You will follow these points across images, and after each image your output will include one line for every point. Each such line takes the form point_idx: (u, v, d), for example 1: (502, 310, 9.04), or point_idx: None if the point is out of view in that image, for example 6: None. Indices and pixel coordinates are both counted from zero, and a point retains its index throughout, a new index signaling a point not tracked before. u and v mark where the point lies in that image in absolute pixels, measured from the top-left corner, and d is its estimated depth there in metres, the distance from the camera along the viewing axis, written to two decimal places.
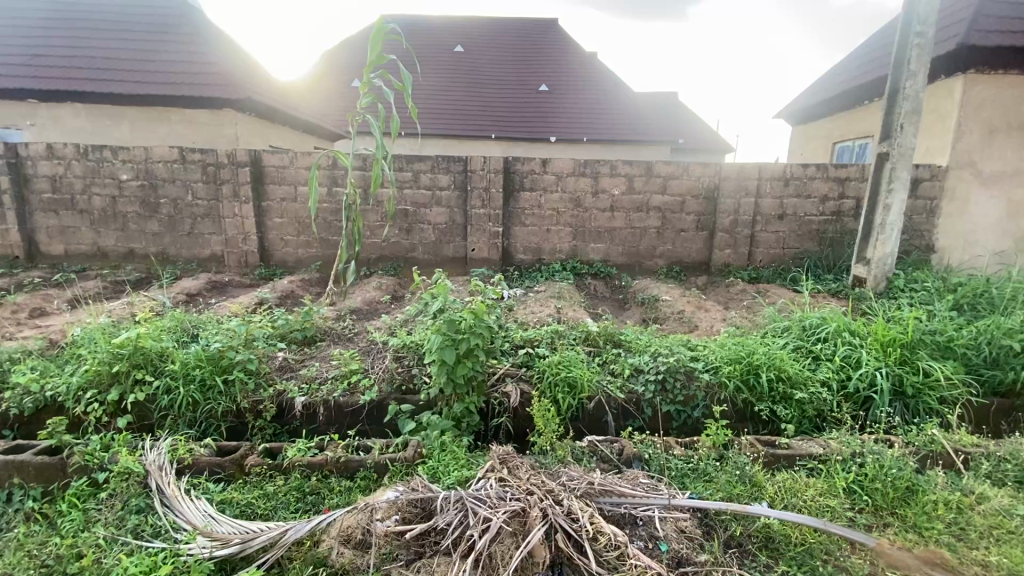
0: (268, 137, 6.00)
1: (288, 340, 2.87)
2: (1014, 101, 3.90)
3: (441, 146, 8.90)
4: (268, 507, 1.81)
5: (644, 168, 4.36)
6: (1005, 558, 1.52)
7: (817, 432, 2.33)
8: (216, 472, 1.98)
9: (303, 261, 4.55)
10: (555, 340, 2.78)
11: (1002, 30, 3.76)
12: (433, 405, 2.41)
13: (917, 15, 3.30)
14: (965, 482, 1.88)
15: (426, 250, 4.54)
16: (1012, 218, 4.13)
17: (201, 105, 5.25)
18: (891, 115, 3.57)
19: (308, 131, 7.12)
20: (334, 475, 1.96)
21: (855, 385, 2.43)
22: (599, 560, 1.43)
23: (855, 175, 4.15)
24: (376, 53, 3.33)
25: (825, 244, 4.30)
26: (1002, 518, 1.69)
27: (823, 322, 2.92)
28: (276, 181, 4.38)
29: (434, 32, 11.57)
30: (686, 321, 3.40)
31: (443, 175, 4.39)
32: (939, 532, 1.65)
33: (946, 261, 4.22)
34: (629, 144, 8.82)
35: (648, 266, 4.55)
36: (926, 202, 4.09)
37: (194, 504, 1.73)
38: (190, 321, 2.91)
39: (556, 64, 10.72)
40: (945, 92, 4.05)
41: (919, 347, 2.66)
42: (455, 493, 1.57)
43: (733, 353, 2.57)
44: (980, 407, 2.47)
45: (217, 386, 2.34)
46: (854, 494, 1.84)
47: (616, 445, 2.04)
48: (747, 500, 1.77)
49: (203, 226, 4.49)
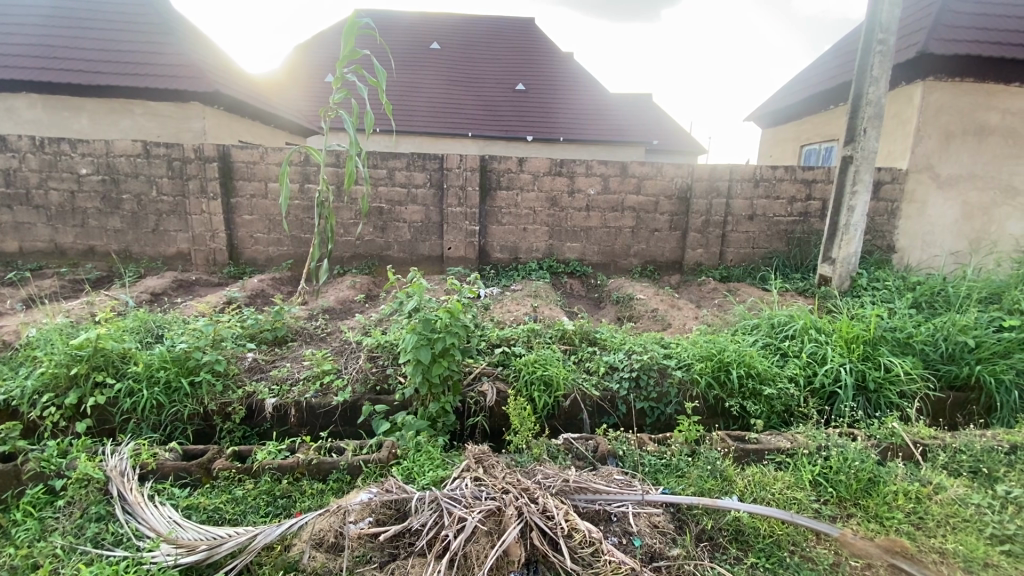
0: (237, 132, 5.85)
1: (258, 341, 2.80)
2: (968, 107, 4.08)
3: (417, 142, 8.80)
4: (237, 512, 1.76)
5: (619, 168, 4.41)
6: (961, 546, 1.60)
7: (785, 427, 2.40)
8: (182, 477, 1.91)
9: (274, 260, 4.45)
10: (531, 339, 2.79)
11: (958, 39, 3.93)
12: (408, 405, 2.40)
13: (880, 23, 3.42)
14: (923, 473, 1.95)
15: (401, 249, 4.49)
16: (967, 219, 4.32)
17: (167, 98, 5.08)
18: (855, 119, 3.70)
19: (279, 125, 6.95)
20: (306, 478, 1.92)
21: (820, 380, 2.51)
22: (574, 557, 1.44)
23: (821, 177, 4.28)
24: (350, 47, 3.25)
25: (792, 244, 4.43)
26: (958, 507, 1.77)
27: (790, 320, 3.00)
28: (246, 177, 4.27)
29: (409, 28, 11.42)
30: (660, 319, 3.45)
31: (418, 173, 4.35)
32: (899, 521, 1.72)
33: (905, 261, 4.39)
34: (605, 144, 8.91)
35: (623, 265, 4.60)
36: (887, 203, 4.25)
37: (158, 510, 1.68)
38: (154, 320, 2.82)
39: (533, 65, 10.74)
40: (906, 98, 4.22)
41: (881, 343, 2.76)
42: (430, 493, 1.56)
43: (705, 350, 2.62)
44: (938, 400, 2.57)
45: (183, 388, 2.27)
46: (820, 486, 1.90)
47: (591, 442, 2.05)
48: (717, 494, 1.81)
49: (169, 223, 4.34)
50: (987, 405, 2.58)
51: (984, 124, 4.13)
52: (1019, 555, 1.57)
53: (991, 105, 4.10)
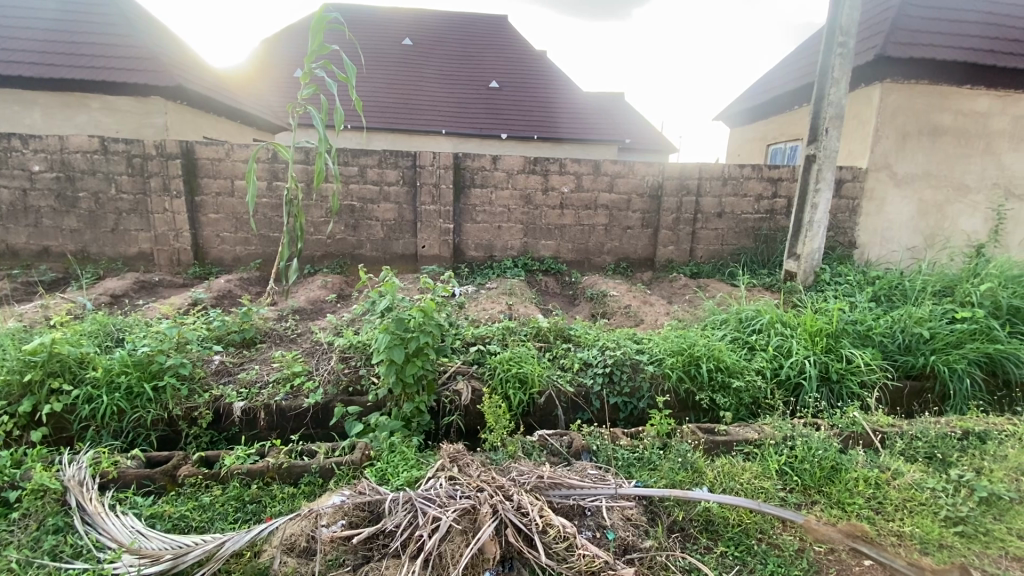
0: (202, 127, 5.66)
1: (226, 343, 2.72)
2: (923, 108, 4.26)
3: (389, 139, 8.69)
4: (204, 519, 1.71)
5: (592, 167, 4.44)
6: (918, 529, 1.68)
7: (753, 418, 2.46)
8: (145, 485, 1.85)
9: (241, 259, 4.34)
10: (506, 336, 2.79)
11: (913, 42, 4.10)
12: (381, 405, 2.37)
13: (840, 26, 3.53)
14: (882, 459, 2.03)
15: (374, 247, 4.43)
16: (922, 216, 4.51)
17: (126, 92, 4.88)
18: (817, 119, 3.81)
19: (245, 121, 6.75)
20: (277, 482, 1.88)
21: (786, 372, 2.59)
22: (549, 552, 1.44)
23: (786, 175, 4.40)
24: (318, 42, 3.17)
25: (759, 240, 4.54)
26: (915, 491, 1.85)
27: (757, 315, 3.09)
28: (211, 175, 4.15)
29: (381, 23, 11.28)
30: (633, 315, 3.50)
31: (391, 170, 4.29)
32: (860, 507, 1.78)
33: (866, 256, 4.57)
34: (579, 142, 8.98)
35: (597, 262, 4.65)
36: (848, 201, 4.40)
37: (120, 520, 1.62)
38: (114, 324, 2.71)
39: (506, 62, 10.74)
40: (865, 99, 4.38)
41: (843, 335, 2.86)
42: (404, 494, 1.55)
43: (676, 345, 2.68)
44: (896, 390, 2.69)
45: (146, 393, 2.19)
46: (785, 474, 1.95)
47: (565, 438, 2.07)
48: (688, 485, 1.85)
49: (129, 222, 4.17)
50: (941, 394, 2.70)
51: (937, 124, 4.31)
52: (970, 536, 1.67)
53: (944, 106, 4.29)
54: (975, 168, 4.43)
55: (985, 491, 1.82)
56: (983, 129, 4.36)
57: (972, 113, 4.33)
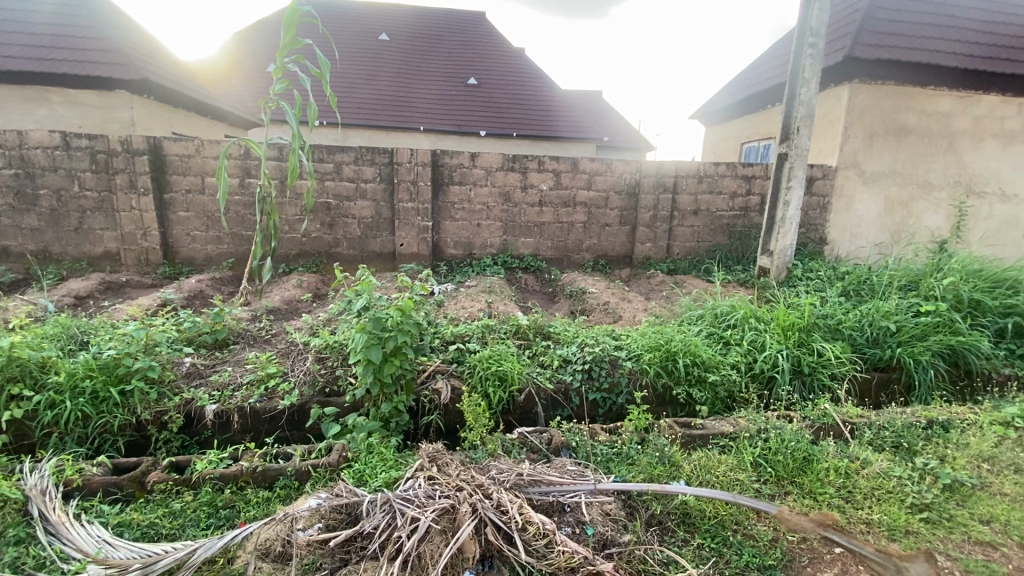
0: (170, 123, 5.49)
1: (197, 344, 2.64)
2: (889, 108, 4.39)
3: (365, 136, 8.57)
4: (175, 526, 1.66)
5: (570, 164, 4.46)
6: (885, 516, 1.73)
7: (728, 412, 2.51)
8: (112, 493, 1.79)
9: (213, 258, 4.23)
10: (486, 334, 2.78)
11: (880, 44, 4.22)
12: (359, 406, 2.35)
13: (810, 27, 3.61)
14: (851, 450, 2.09)
15: (351, 245, 4.37)
16: (889, 213, 4.65)
17: (89, 85, 4.70)
18: (789, 118, 3.90)
19: (216, 117, 6.56)
20: (251, 486, 1.84)
21: (760, 366, 2.65)
22: (528, 550, 1.44)
23: (760, 174, 4.49)
24: (290, 36, 3.09)
25: (734, 237, 4.62)
26: (882, 480, 1.90)
27: (732, 310, 3.15)
28: (180, 172, 4.04)
29: (357, 18, 11.11)
30: (611, 312, 3.53)
31: (367, 167, 4.23)
32: (831, 496, 1.83)
33: (836, 252, 4.68)
34: (557, 140, 9.02)
35: (576, 259, 4.67)
36: (819, 198, 4.51)
37: (87, 529, 1.56)
38: (79, 326, 2.62)
39: (485, 59, 10.70)
40: (835, 99, 4.49)
41: (814, 329, 2.94)
42: (381, 496, 1.53)
43: (653, 340, 2.71)
44: (864, 381, 2.77)
45: (112, 398, 2.11)
46: (760, 466, 1.99)
47: (545, 435, 2.08)
48: (666, 479, 1.87)
49: (94, 220, 4.02)
50: (907, 384, 2.79)
51: (903, 124, 4.45)
52: (934, 521, 1.73)
53: (909, 106, 4.43)
54: (938, 167, 4.59)
55: (948, 478, 1.90)
56: (945, 128, 4.51)
57: (936, 113, 4.48)
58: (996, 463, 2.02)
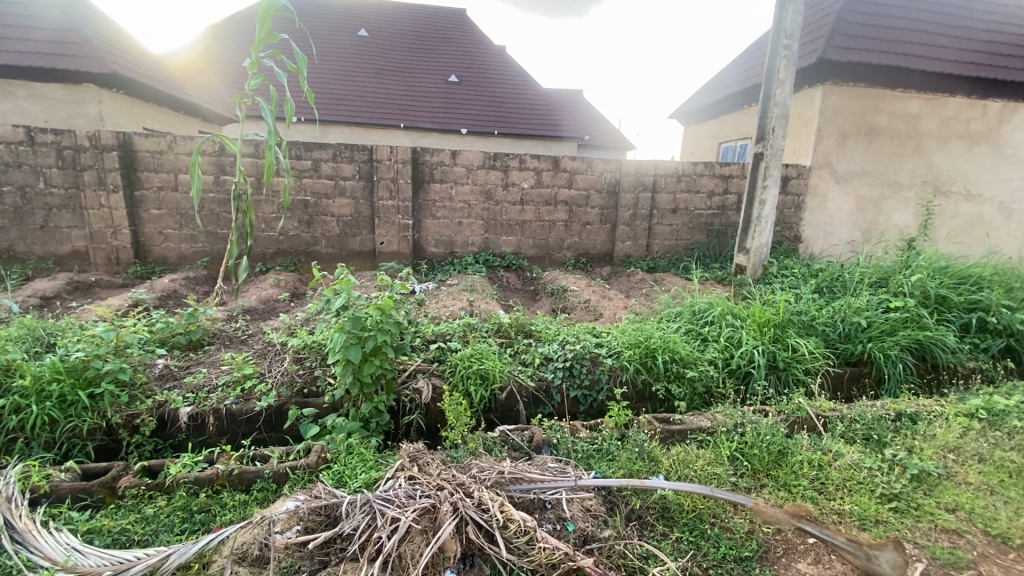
0: (141, 118, 5.34)
1: (170, 346, 2.58)
2: (860, 110, 4.51)
3: (345, 133, 8.47)
4: (147, 532, 1.61)
5: (551, 163, 4.48)
6: (856, 506, 1.79)
7: (706, 407, 2.55)
8: (81, 499, 1.74)
9: (187, 257, 4.13)
10: (467, 333, 2.77)
11: (851, 47, 4.33)
12: (338, 406, 2.32)
13: (785, 29, 3.68)
14: (824, 442, 2.15)
15: (329, 244, 4.31)
16: (860, 212, 4.77)
17: (54, 78, 4.54)
18: (764, 118, 3.97)
19: (189, 111, 6.39)
20: (227, 490, 1.81)
21: (737, 362, 2.70)
22: (509, 547, 1.45)
23: (736, 173, 4.57)
24: (266, 30, 3.03)
25: (711, 235, 4.69)
26: (854, 471, 1.96)
27: (710, 306, 3.20)
28: (152, 168, 3.93)
29: (335, 13, 10.96)
30: (592, 309, 3.56)
31: (346, 164, 4.17)
32: (804, 488, 1.88)
33: (810, 250, 4.79)
34: (539, 138, 9.06)
35: (557, 258, 4.70)
36: (794, 197, 4.60)
37: (54, 537, 1.50)
38: (45, 328, 2.53)
39: (465, 56, 10.66)
40: (809, 100, 4.59)
41: (789, 325, 3.01)
42: (361, 497, 1.51)
43: (633, 338, 2.74)
44: (837, 375, 2.84)
45: (81, 401, 2.05)
46: (736, 460, 2.03)
47: (526, 432, 2.09)
48: (645, 474, 1.89)
49: (60, 218, 3.89)
50: (876, 378, 2.88)
51: (873, 125, 4.57)
52: (903, 511, 1.79)
53: (879, 108, 4.55)
54: (907, 167, 4.73)
55: (916, 469, 1.97)
56: (913, 130, 4.65)
57: (905, 114, 4.61)
58: (961, 454, 2.10)
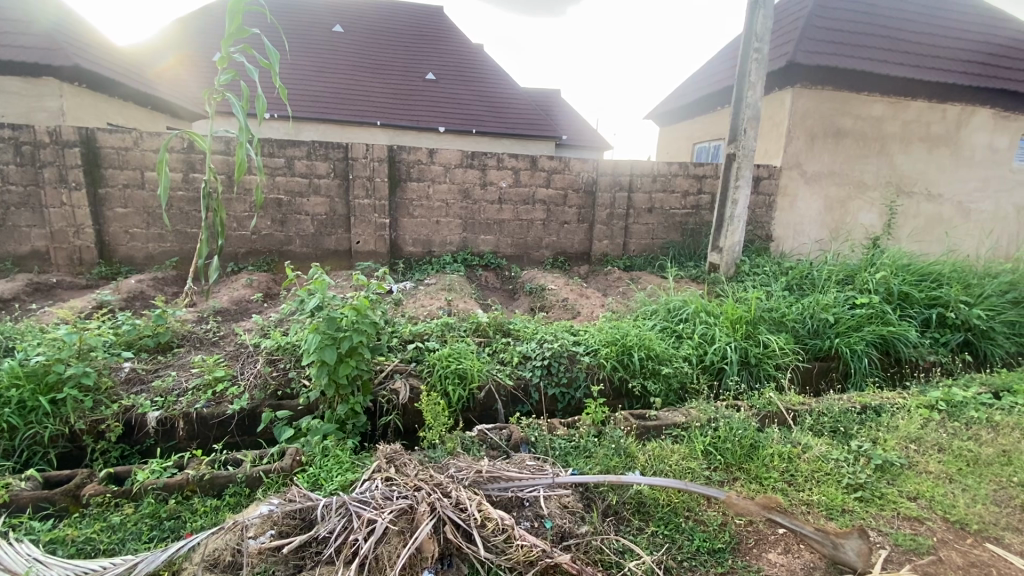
0: (105, 113, 5.15)
1: (137, 348, 2.51)
2: (828, 112, 4.65)
3: (319, 130, 8.33)
4: (114, 541, 1.56)
5: (529, 162, 4.49)
6: (824, 496, 1.84)
7: (681, 402, 2.60)
8: (43, 508, 1.68)
9: (155, 257, 4.02)
10: (445, 333, 2.76)
11: (819, 52, 4.46)
12: (313, 409, 2.29)
13: (756, 32, 3.76)
14: (794, 435, 2.21)
15: (304, 243, 4.24)
16: (828, 211, 4.92)
17: (11, 70, 4.34)
18: (736, 119, 4.05)
19: (155, 105, 6.16)
20: (198, 495, 1.77)
21: (710, 358, 2.76)
22: (488, 546, 1.45)
23: (709, 173, 4.65)
24: (236, 24, 2.95)
25: (686, 234, 4.77)
26: (821, 462, 2.02)
27: (684, 304, 3.26)
28: (117, 165, 3.80)
29: (309, 7, 10.77)
30: (570, 308, 3.58)
31: (321, 163, 4.11)
32: (775, 479, 1.93)
33: (781, 248, 4.91)
34: (516, 137, 9.08)
35: (535, 257, 4.72)
36: (765, 197, 4.71)
37: (13, 548, 1.43)
38: (3, 331, 2.43)
39: (441, 53, 10.59)
40: (779, 102, 4.71)
41: (760, 322, 3.09)
42: (337, 499, 1.50)
43: (610, 335, 2.78)
44: (806, 370, 2.93)
45: (42, 407, 1.97)
46: (710, 454, 2.08)
47: (504, 431, 2.09)
48: (621, 470, 1.91)
49: (19, 217, 3.73)
50: (843, 372, 2.98)
51: (840, 127, 4.72)
52: (867, 500, 1.85)
53: (845, 111, 4.70)
54: (872, 167, 4.89)
55: (880, 459, 2.04)
56: (878, 132, 4.82)
57: (870, 117, 4.77)
58: (922, 444, 2.19)
